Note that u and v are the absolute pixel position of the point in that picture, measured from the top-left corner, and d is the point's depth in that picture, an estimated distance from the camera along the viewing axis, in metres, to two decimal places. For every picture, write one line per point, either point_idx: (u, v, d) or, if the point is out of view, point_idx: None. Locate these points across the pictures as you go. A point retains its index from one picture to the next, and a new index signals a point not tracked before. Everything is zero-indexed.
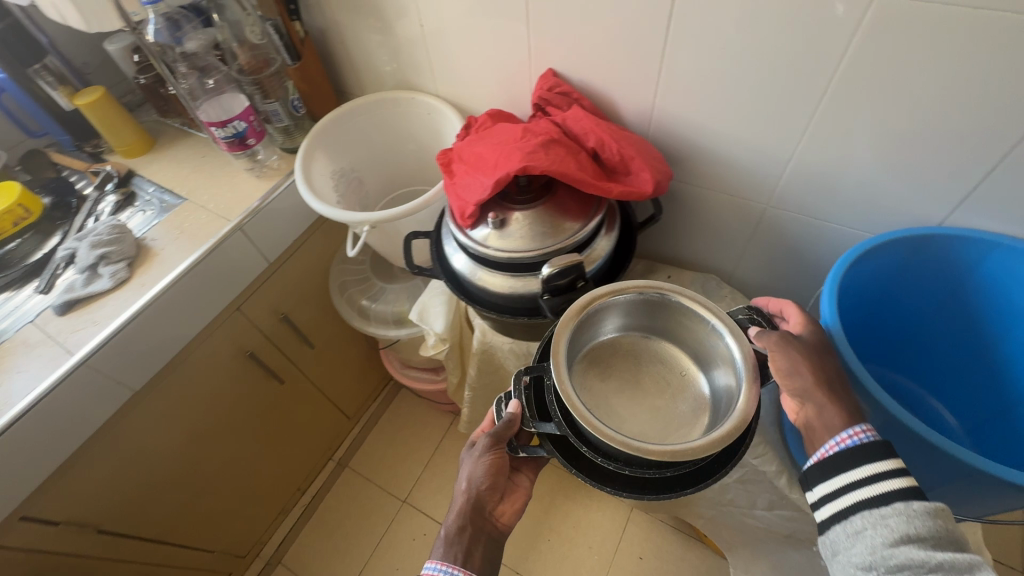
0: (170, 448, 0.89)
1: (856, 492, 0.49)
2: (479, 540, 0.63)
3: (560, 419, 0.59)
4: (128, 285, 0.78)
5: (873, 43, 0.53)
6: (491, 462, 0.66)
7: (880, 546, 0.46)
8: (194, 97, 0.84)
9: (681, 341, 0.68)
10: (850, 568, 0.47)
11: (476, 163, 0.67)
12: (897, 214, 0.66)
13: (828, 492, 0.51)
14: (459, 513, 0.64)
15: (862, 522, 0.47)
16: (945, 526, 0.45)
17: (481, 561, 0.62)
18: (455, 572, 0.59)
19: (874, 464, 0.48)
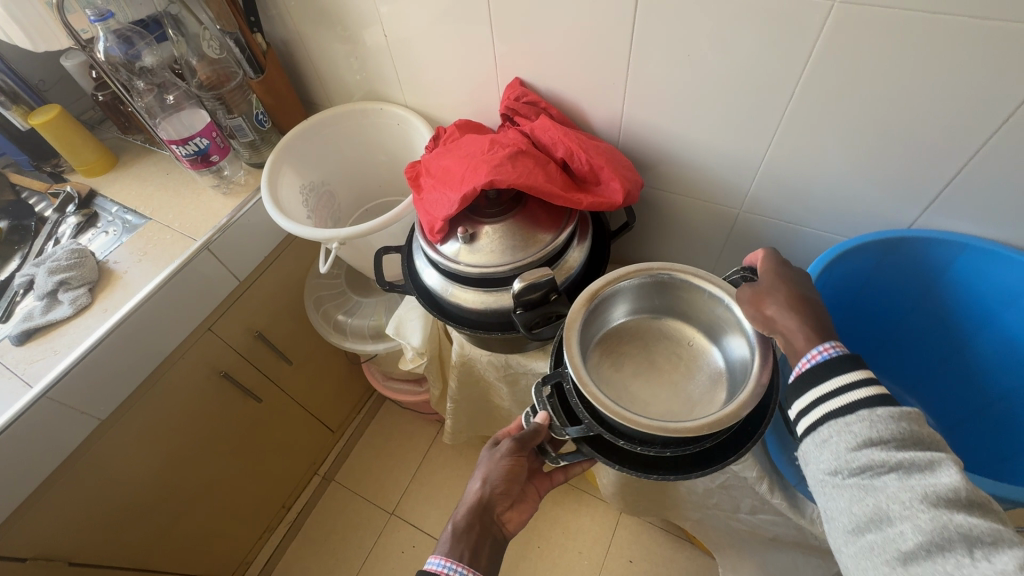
0: (144, 475, 0.87)
1: (825, 403, 0.47)
2: (486, 541, 0.63)
3: (591, 419, 0.58)
4: (91, 311, 0.76)
5: (835, 48, 0.52)
6: (508, 466, 0.66)
7: (845, 451, 0.44)
8: (152, 114, 0.81)
9: (682, 314, 0.70)
10: (818, 474, 0.46)
11: (444, 177, 0.66)
12: (867, 217, 0.66)
13: (800, 406, 0.49)
14: (469, 510, 0.64)
15: (829, 430, 0.46)
16: (912, 427, 0.43)
17: (486, 563, 0.61)
18: (460, 571, 0.58)
19: (845, 375, 0.47)
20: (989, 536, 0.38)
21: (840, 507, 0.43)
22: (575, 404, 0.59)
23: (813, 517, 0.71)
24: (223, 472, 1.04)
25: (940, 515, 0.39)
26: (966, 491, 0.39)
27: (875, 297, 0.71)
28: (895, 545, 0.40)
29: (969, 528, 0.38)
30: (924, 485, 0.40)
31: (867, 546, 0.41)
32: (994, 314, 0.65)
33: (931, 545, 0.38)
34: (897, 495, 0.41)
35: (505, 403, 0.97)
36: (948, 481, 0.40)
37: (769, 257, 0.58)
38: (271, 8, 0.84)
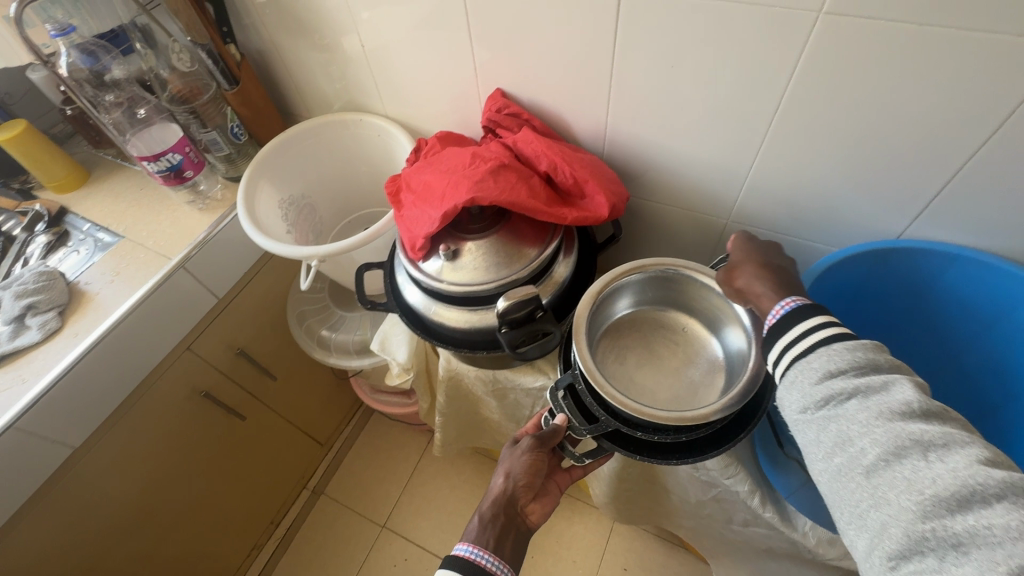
0: (122, 501, 0.84)
1: (790, 350, 0.49)
2: (510, 531, 0.62)
3: (609, 414, 0.61)
4: (60, 336, 0.73)
5: (819, 64, 0.51)
6: (532, 460, 0.65)
7: (808, 386, 0.46)
8: (120, 130, 0.77)
9: (672, 303, 0.75)
10: (790, 415, 0.47)
11: (424, 193, 0.64)
12: (855, 226, 0.65)
13: (772, 356, 0.50)
14: (494, 501, 0.64)
15: (795, 373, 0.48)
16: (868, 355, 0.45)
17: (511, 553, 0.60)
18: (486, 556, 0.58)
19: (806, 322, 0.48)
20: (944, 441, 0.39)
21: (810, 439, 0.45)
22: (591, 404, 0.61)
23: (805, 531, 0.70)
24: (208, 492, 1.02)
25: (895, 426, 0.40)
26: (919, 402, 0.41)
27: (869, 306, 0.70)
28: (859, 464, 0.41)
29: (923, 435, 0.40)
30: (880, 403, 0.42)
31: (835, 470, 0.43)
32: (988, 321, 0.63)
33: (890, 457, 0.40)
34: (856, 417, 0.42)
35: (495, 416, 0.95)
36: (901, 397, 0.42)
37: (739, 237, 0.63)
38: (244, 17, 0.82)
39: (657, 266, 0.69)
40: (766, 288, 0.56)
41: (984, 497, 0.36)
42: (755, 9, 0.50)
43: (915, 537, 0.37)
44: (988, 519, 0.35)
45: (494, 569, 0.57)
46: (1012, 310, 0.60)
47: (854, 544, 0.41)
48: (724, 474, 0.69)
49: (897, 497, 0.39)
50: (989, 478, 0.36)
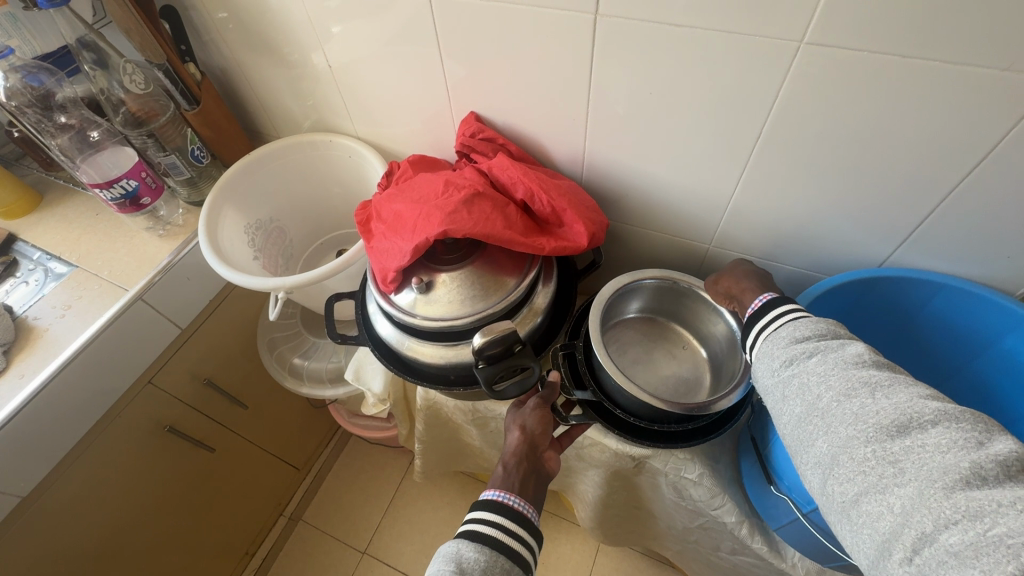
0: (79, 547, 0.79)
1: (764, 330, 0.52)
2: (532, 476, 0.57)
3: (595, 387, 0.65)
4: (5, 377, 0.67)
5: (799, 94, 0.50)
6: (545, 412, 0.62)
7: (778, 351, 0.49)
8: (70, 157, 0.73)
9: (669, 312, 0.75)
10: (761, 381, 0.49)
11: (396, 223, 0.61)
12: (837, 252, 0.64)
13: (749, 335, 0.54)
14: (513, 449, 0.59)
15: (767, 346, 0.50)
16: (830, 327, 0.48)
17: (535, 495, 0.55)
18: (513, 498, 0.52)
19: (776, 308, 0.52)
20: (890, 381, 0.41)
21: (777, 397, 0.47)
22: (585, 371, 0.65)
23: (794, 561, 0.68)
24: (177, 527, 0.96)
25: (848, 372, 0.42)
26: (869, 354, 0.43)
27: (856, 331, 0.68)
28: (816, 408, 0.43)
29: (871, 376, 0.41)
30: (836, 357, 0.44)
31: (796, 418, 0.44)
32: (977, 348, 0.62)
33: (842, 396, 0.41)
34: (815, 369, 0.44)
35: (476, 442, 0.92)
36: (854, 351, 0.44)
37: (733, 259, 0.67)
38: (205, 34, 0.78)
39: (661, 278, 0.69)
40: (750, 285, 0.60)
41: (920, 423, 0.38)
42: (732, 38, 0.48)
43: (861, 460, 0.38)
44: (923, 440, 0.37)
45: (523, 510, 0.52)
46: (1000, 337, 0.59)
47: (813, 483, 0.43)
48: (710, 505, 0.68)
49: (846, 428, 0.40)
50: (925, 406, 0.38)
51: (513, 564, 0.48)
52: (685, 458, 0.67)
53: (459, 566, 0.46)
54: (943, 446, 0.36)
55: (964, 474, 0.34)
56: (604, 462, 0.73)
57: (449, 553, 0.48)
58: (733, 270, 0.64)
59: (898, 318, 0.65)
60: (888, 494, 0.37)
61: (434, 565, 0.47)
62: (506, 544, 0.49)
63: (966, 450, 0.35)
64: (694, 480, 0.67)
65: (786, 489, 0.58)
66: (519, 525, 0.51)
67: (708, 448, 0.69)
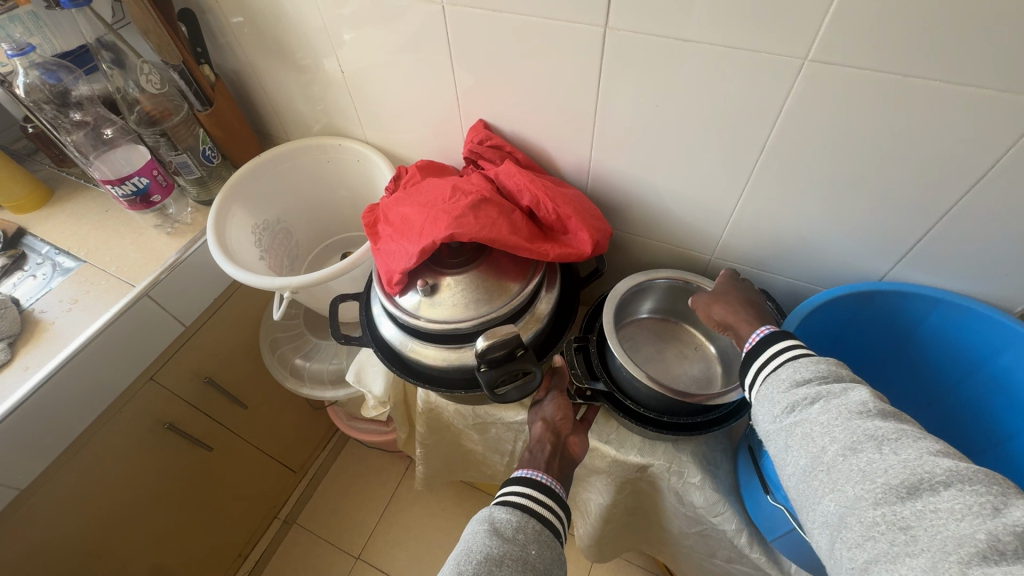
0: (74, 542, 0.79)
1: (762, 368, 0.52)
2: (557, 456, 0.61)
3: (607, 379, 0.65)
4: (9, 368, 0.68)
5: (801, 111, 0.51)
6: (563, 401, 0.67)
7: (778, 395, 0.49)
8: (84, 154, 0.75)
9: (682, 313, 0.76)
10: (763, 425, 0.49)
11: (403, 226, 0.62)
12: (838, 265, 0.65)
13: (747, 375, 0.54)
14: (538, 435, 0.63)
15: (767, 386, 0.50)
16: (831, 368, 0.48)
17: (560, 473, 0.58)
18: (539, 474, 0.56)
19: (774, 344, 0.52)
20: (897, 435, 0.41)
21: (779, 445, 0.47)
22: (596, 363, 0.66)
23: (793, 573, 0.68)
24: (172, 526, 0.96)
25: (853, 424, 0.42)
26: (874, 403, 0.43)
27: (854, 342, 0.68)
28: (822, 461, 0.43)
29: (877, 430, 0.41)
30: (839, 405, 0.44)
31: (801, 470, 0.44)
32: (973, 363, 0.62)
33: (848, 451, 0.41)
34: (818, 418, 0.44)
35: (477, 448, 0.92)
36: (858, 399, 0.44)
37: (726, 274, 0.66)
38: (220, 38, 0.80)
39: (672, 278, 0.69)
40: (738, 300, 0.61)
41: (932, 484, 0.37)
42: (738, 54, 0.49)
43: (870, 524, 0.38)
44: (935, 504, 0.37)
45: (549, 484, 0.56)
46: (996, 354, 0.59)
47: (821, 542, 0.43)
48: (711, 512, 0.69)
49: (853, 487, 0.40)
50: (936, 466, 0.38)
51: (543, 525, 0.52)
52: (688, 461, 0.68)
53: (493, 526, 0.50)
54: (957, 513, 0.35)
55: (980, 546, 0.33)
56: (604, 468, 0.74)
57: (484, 516, 0.52)
58: (724, 289, 0.63)
59: (895, 330, 0.65)
60: (899, 563, 0.36)
61: (472, 526, 0.52)
62: (534, 509, 0.53)
63: (982, 518, 0.35)
64: (696, 485, 0.68)
65: (783, 499, 0.59)
66: (548, 498, 0.54)
67: (710, 455, 0.70)
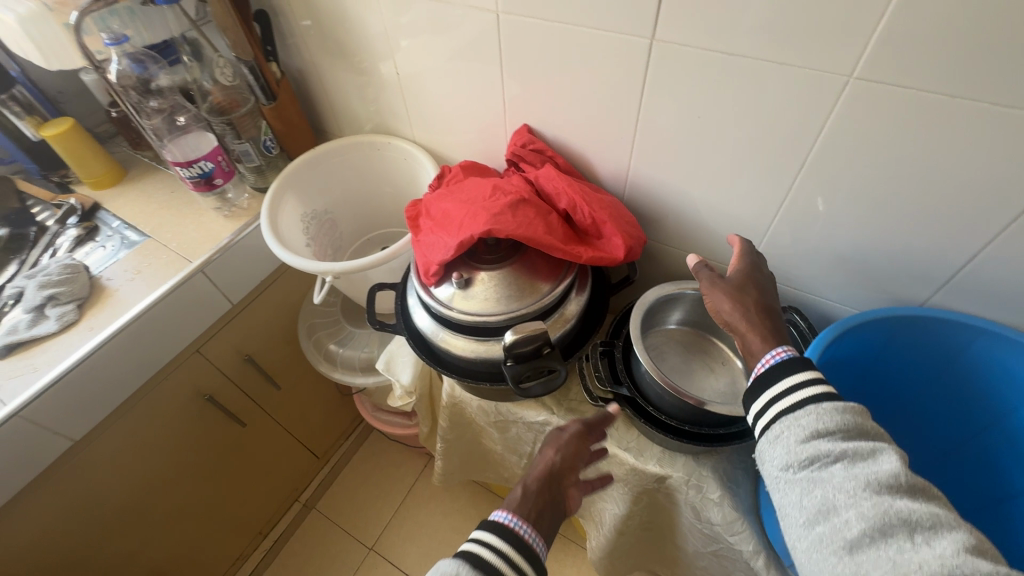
0: (116, 498, 0.84)
1: (774, 405, 0.48)
2: (551, 508, 0.56)
3: (630, 384, 0.66)
4: (76, 328, 0.74)
5: (844, 128, 0.51)
6: (576, 447, 0.61)
7: (794, 444, 0.45)
8: (159, 136, 0.82)
9: (712, 326, 0.76)
10: (772, 472, 0.45)
11: (443, 220, 0.65)
12: (876, 289, 0.64)
13: (754, 409, 0.49)
14: (538, 475, 0.58)
15: (780, 427, 0.46)
16: (856, 420, 0.44)
17: (548, 530, 0.54)
18: (524, 526, 0.51)
19: (793, 376, 0.48)
20: (930, 522, 0.38)
21: (791, 502, 0.43)
22: (620, 368, 0.67)
23: None
24: (201, 496, 1.01)
25: (883, 501, 0.39)
26: (906, 478, 0.40)
27: (888, 371, 0.66)
28: (842, 536, 0.39)
29: (910, 514, 0.38)
30: (867, 472, 0.40)
31: (815, 539, 0.40)
32: (1016, 403, 0.59)
33: (875, 532, 0.38)
34: (843, 484, 0.41)
35: (496, 448, 0.93)
36: (888, 468, 0.40)
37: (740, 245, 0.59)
38: (289, 38, 0.86)
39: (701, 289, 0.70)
40: (751, 296, 0.55)
41: None
42: (782, 70, 0.50)
43: None
44: None
45: (531, 541, 0.51)
46: None
47: None
48: (728, 530, 0.67)
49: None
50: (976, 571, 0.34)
51: None
52: (708, 476, 0.68)
53: None
54: None
55: None
56: (622, 476, 0.74)
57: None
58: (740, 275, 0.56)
59: (933, 362, 0.63)
60: None
61: None
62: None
63: None
64: (715, 501, 0.67)
65: None
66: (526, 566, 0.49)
67: (731, 472, 0.69)
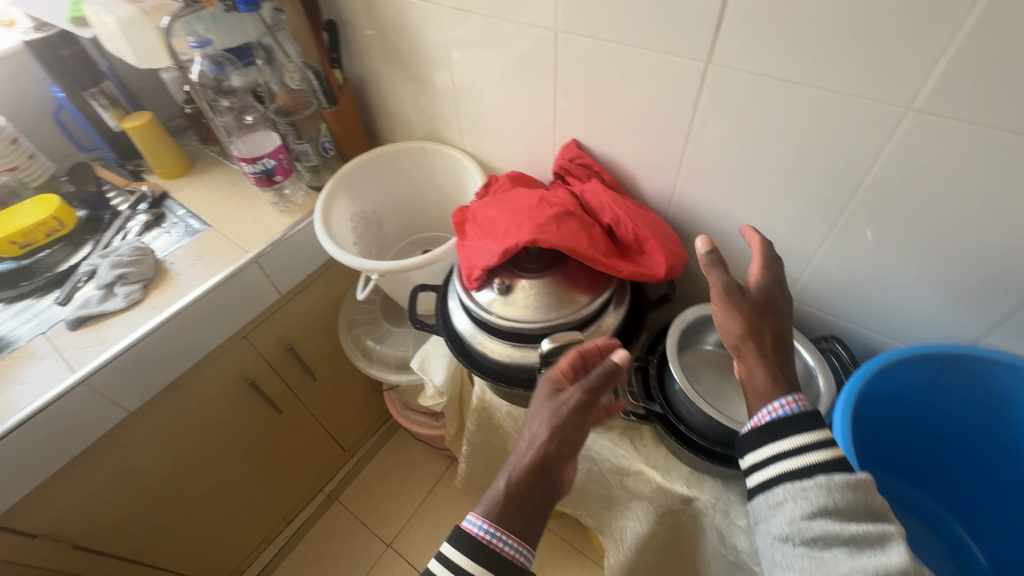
0: (160, 469, 0.88)
1: (778, 466, 0.46)
2: (541, 500, 0.48)
3: (663, 402, 0.66)
4: (140, 307, 0.80)
5: (899, 159, 0.51)
6: (572, 425, 0.51)
7: (798, 518, 0.43)
8: (229, 132, 0.89)
9: None
10: (769, 539, 0.44)
11: (489, 227, 0.67)
12: (924, 325, 0.62)
13: (754, 463, 0.48)
14: (526, 462, 0.49)
15: (783, 492, 0.44)
16: (866, 498, 0.42)
17: (535, 529, 0.47)
18: (502, 539, 0.45)
19: (800, 435, 0.45)
20: None
21: None
22: (654, 385, 0.67)
23: None
24: (234, 476, 1.05)
25: None
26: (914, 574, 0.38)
27: (932, 411, 0.63)
28: None
29: None
30: (874, 564, 0.38)
31: None
32: None
33: None
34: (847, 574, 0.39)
35: None
36: (896, 560, 0.39)
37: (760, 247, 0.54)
38: (353, 46, 0.91)
39: None
40: (769, 318, 0.52)
41: None
42: (837, 98, 0.50)
43: None
44: None
45: (511, 555, 0.45)
46: None
47: None
48: (755, 559, 0.66)
49: None
50: None
51: None
52: (736, 501, 0.67)
53: None
54: None
55: None
56: (647, 494, 0.74)
57: None
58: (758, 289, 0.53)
59: (980, 406, 0.60)
60: None
61: None
62: None
63: None
64: (743, 528, 0.66)
65: None
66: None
67: None
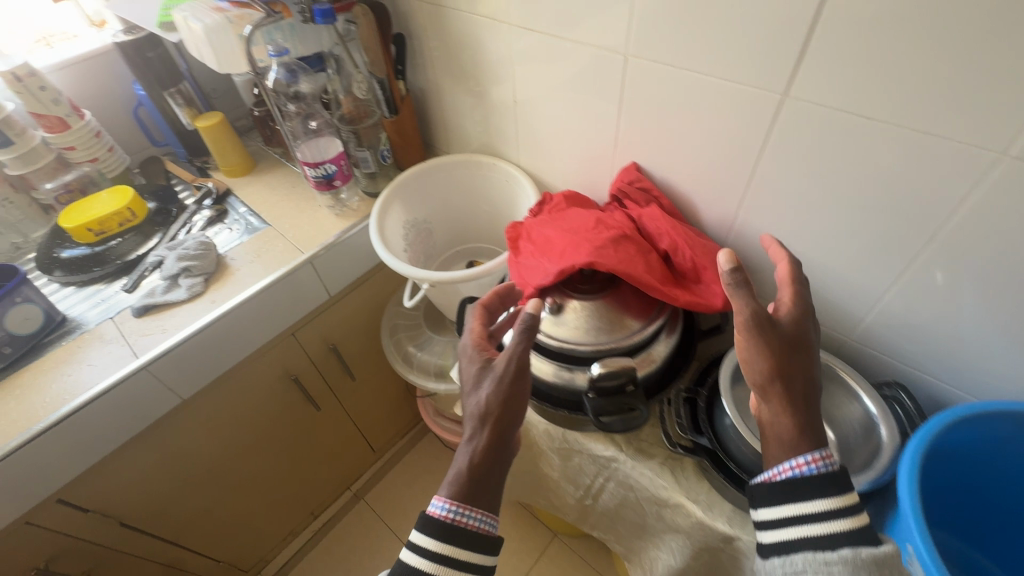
0: (203, 456, 0.91)
1: (799, 531, 0.45)
2: (496, 468, 0.48)
3: (711, 435, 0.64)
4: (200, 299, 0.83)
5: (987, 207, 0.48)
6: (513, 392, 0.49)
7: None
8: (295, 136, 0.92)
9: None
10: None
11: (544, 246, 0.68)
12: (1000, 380, 0.59)
13: (770, 524, 0.47)
14: (477, 435, 0.48)
15: (804, 562, 0.44)
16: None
17: (495, 496, 0.48)
18: (467, 513, 0.46)
19: (823, 499, 0.44)
20: None
21: None
22: (703, 418, 0.66)
23: None
24: (270, 468, 1.07)
25: None
26: None
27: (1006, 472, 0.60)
28: None
29: None
30: None
31: None
32: None
33: None
34: None
35: (553, 475, 0.91)
36: None
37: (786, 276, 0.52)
38: (418, 59, 0.93)
39: None
40: (804, 364, 0.49)
41: None
42: (924, 139, 0.48)
43: None
44: None
45: (478, 527, 0.46)
46: None
47: None
48: None
49: None
50: None
51: None
52: None
53: None
54: None
55: None
56: (685, 528, 0.72)
57: None
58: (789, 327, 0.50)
59: None
60: None
61: None
62: None
63: None
64: None
65: None
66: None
67: None
